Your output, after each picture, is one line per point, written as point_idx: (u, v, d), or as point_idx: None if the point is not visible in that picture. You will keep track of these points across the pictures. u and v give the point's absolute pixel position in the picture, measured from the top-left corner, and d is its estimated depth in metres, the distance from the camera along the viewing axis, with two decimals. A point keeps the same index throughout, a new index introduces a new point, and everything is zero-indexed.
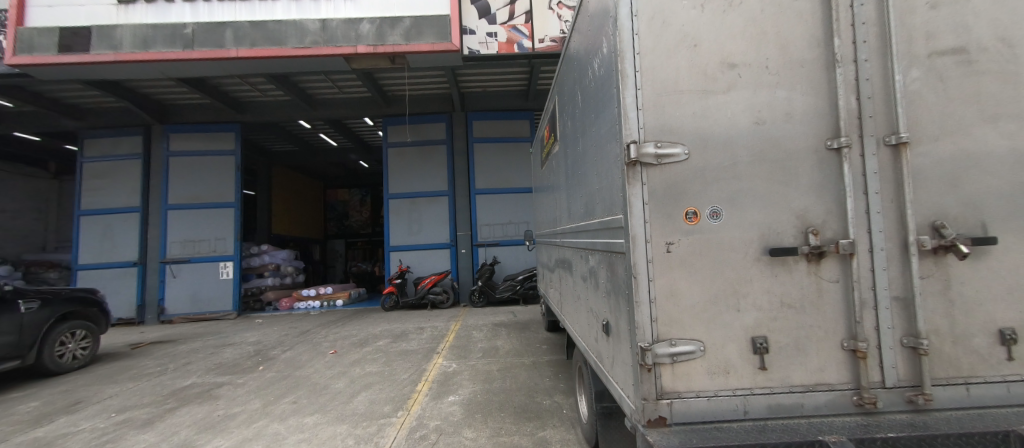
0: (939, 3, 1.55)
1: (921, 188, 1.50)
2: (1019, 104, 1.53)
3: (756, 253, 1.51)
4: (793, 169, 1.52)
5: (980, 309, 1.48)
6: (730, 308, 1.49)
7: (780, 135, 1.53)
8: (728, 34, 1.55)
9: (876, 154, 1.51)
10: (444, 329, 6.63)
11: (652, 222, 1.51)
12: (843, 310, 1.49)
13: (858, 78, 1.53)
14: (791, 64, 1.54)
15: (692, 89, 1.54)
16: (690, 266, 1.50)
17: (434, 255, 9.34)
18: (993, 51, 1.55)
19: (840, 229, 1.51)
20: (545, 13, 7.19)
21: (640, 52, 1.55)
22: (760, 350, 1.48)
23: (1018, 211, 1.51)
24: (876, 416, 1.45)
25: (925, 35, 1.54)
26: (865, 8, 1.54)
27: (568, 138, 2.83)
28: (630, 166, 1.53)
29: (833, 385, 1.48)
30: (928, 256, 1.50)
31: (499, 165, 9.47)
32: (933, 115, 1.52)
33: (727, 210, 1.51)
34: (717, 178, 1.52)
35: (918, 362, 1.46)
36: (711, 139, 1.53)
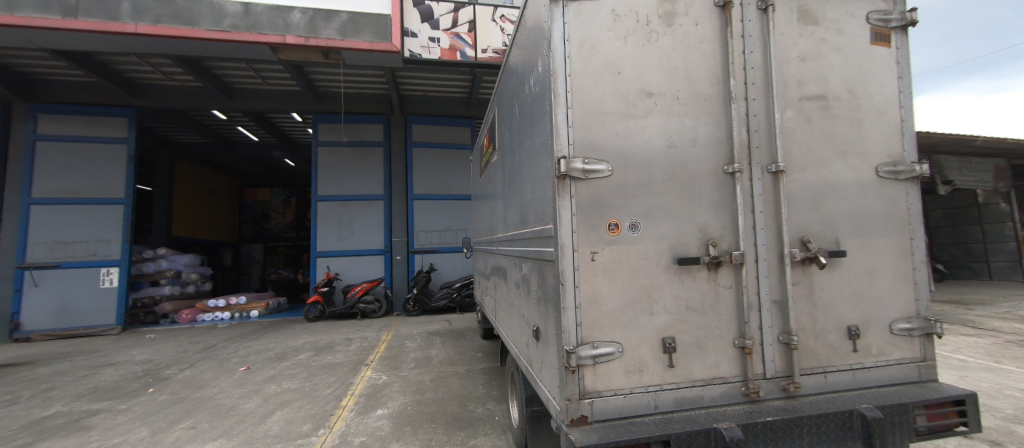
0: (807, 57, 1.89)
1: (793, 209, 1.80)
2: (860, 144, 1.92)
3: (667, 262, 1.68)
4: (697, 189, 1.73)
5: (833, 310, 1.81)
6: (645, 311, 1.64)
7: (687, 158, 1.73)
8: (646, 65, 1.73)
9: (761, 180, 1.78)
10: (374, 340, 6.31)
11: (578, 232, 1.61)
12: (735, 312, 1.72)
13: (748, 114, 1.79)
14: (697, 97, 1.77)
15: (617, 111, 1.69)
16: (611, 273, 1.62)
17: (366, 262, 8.89)
18: (844, 100, 1.92)
19: (733, 242, 1.74)
20: (488, 25, 7.32)
21: (571, 74, 1.66)
22: (669, 349, 1.64)
23: (860, 229, 1.87)
24: (759, 403, 1.69)
25: (797, 83, 1.87)
26: (753, 55, 1.82)
27: (506, 149, 2.91)
28: (560, 179, 1.62)
29: (726, 378, 1.69)
30: (798, 266, 1.80)
31: (439, 171, 9.34)
32: (802, 149, 1.84)
33: (643, 224, 1.68)
34: (636, 194, 1.68)
35: (790, 355, 1.73)
36: (631, 158, 1.68)
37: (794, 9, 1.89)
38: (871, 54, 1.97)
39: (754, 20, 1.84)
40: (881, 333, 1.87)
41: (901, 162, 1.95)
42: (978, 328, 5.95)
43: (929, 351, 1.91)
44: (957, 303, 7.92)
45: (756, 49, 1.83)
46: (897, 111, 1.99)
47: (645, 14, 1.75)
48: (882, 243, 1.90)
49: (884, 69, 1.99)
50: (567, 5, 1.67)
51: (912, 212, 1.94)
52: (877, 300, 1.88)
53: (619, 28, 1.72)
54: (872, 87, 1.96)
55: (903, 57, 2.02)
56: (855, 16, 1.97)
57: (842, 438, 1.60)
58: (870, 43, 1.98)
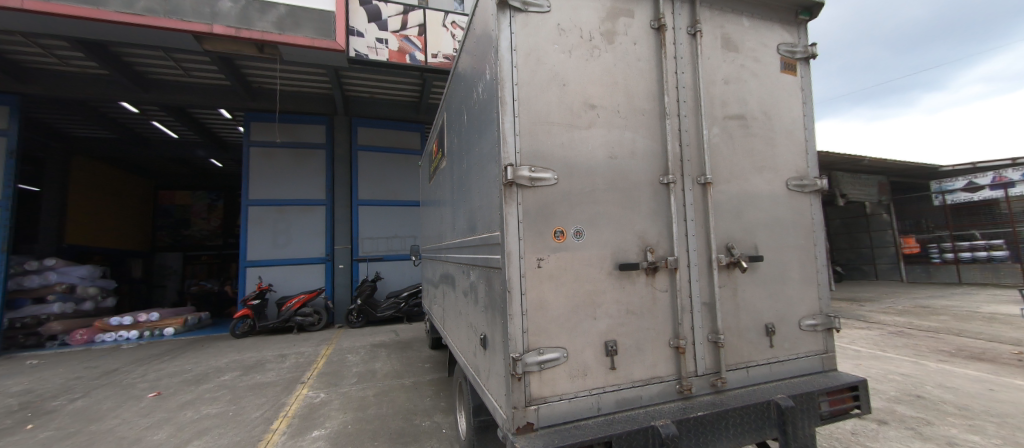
0: (729, 80, 2.09)
1: (719, 218, 1.97)
2: (773, 160, 2.15)
3: (609, 268, 1.75)
4: (636, 198, 1.83)
5: (753, 309, 2.00)
6: (588, 316, 1.69)
7: (627, 168, 1.83)
8: (589, 79, 1.81)
9: (692, 190, 1.92)
10: (312, 355, 5.88)
11: (524, 239, 1.62)
12: (670, 314, 1.83)
13: (680, 129, 1.94)
14: (635, 111, 1.88)
15: (562, 121, 1.74)
16: (556, 279, 1.66)
17: (304, 271, 8.29)
18: (760, 120, 2.14)
19: (668, 248, 1.86)
20: (438, 30, 7.26)
21: (518, 83, 1.69)
22: (611, 351, 1.71)
23: (774, 236, 2.09)
24: (691, 399, 1.80)
25: (722, 103, 2.05)
26: (684, 76, 1.98)
27: (455, 155, 2.88)
28: (507, 186, 1.63)
29: (662, 377, 1.79)
30: (725, 271, 1.96)
31: (386, 175, 9.02)
32: (726, 163, 2.02)
33: (587, 231, 1.73)
34: (580, 202, 1.73)
35: (717, 353, 1.87)
36: (575, 167, 1.74)
37: (718, 36, 2.09)
38: (781, 81, 2.23)
39: (685, 43, 2.00)
40: (792, 329, 2.09)
41: (806, 176, 2.22)
42: (868, 322, 6.89)
43: (830, 344, 2.17)
44: (852, 300, 9.12)
45: (686, 70, 2.00)
46: (803, 132, 2.26)
47: (588, 31, 1.83)
48: (792, 249, 2.14)
49: (792, 95, 2.25)
50: (514, 16, 1.71)
51: (816, 221, 2.21)
52: (789, 300, 2.10)
53: (564, 41, 1.79)
54: (783, 109, 2.21)
55: (806, 86, 2.31)
56: (768, 46, 2.22)
57: (761, 427, 1.76)
58: (781, 71, 2.24)
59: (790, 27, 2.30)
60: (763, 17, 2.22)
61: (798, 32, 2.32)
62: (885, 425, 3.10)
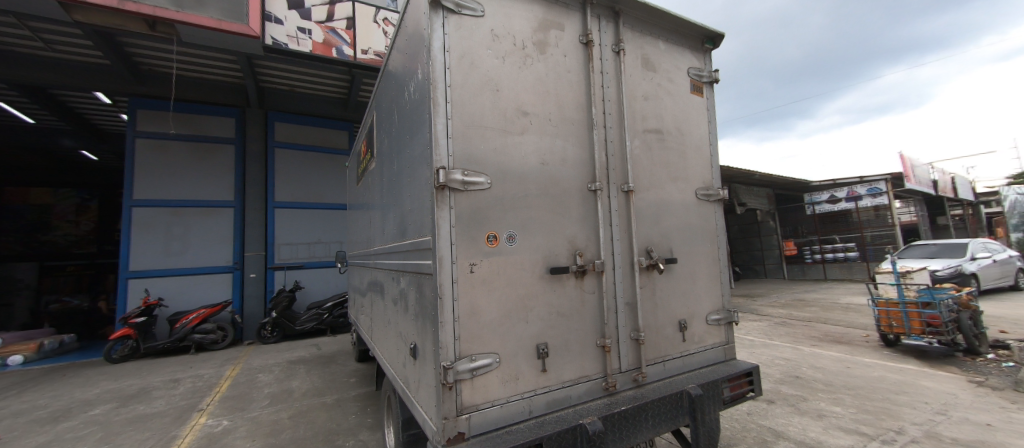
0: (648, 97, 2.28)
1: (640, 224, 2.12)
2: (685, 172, 2.38)
3: (540, 272, 1.79)
4: (566, 203, 1.90)
5: (669, 307, 2.18)
6: (520, 320, 1.71)
7: (558, 175, 1.89)
8: (522, 86, 1.84)
9: (616, 197, 2.05)
10: (214, 378, 5.16)
11: (457, 245, 1.59)
12: (597, 314, 1.92)
13: (606, 139, 2.06)
14: (565, 120, 1.95)
15: (495, 126, 1.75)
16: (489, 285, 1.65)
17: (205, 282, 7.27)
18: (674, 135, 2.36)
19: (595, 252, 1.96)
20: (369, 26, 6.92)
21: (451, 85, 1.66)
22: (542, 355, 1.74)
23: (685, 240, 2.31)
24: (615, 395, 1.91)
25: (642, 117, 2.23)
26: (609, 90, 2.12)
27: (384, 157, 2.74)
28: (439, 190, 1.58)
29: (590, 376, 1.87)
30: (645, 272, 2.11)
31: (308, 176, 8.32)
32: (646, 173, 2.19)
33: (519, 235, 1.75)
34: (513, 207, 1.75)
35: (638, 349, 2.01)
36: (508, 173, 1.75)
37: (639, 56, 2.27)
38: (692, 101, 2.49)
39: (610, 60, 2.14)
40: (701, 324, 2.32)
41: (712, 187, 2.49)
42: (760, 314, 7.94)
43: (731, 336, 2.45)
44: (748, 296, 10.46)
45: (611, 85, 2.13)
46: (709, 147, 2.54)
47: (521, 39, 1.87)
48: (701, 252, 2.38)
49: (700, 114, 2.53)
50: (447, 17, 1.68)
51: (719, 227, 2.49)
52: (698, 297, 2.33)
53: (497, 47, 1.80)
54: (692, 126, 2.47)
55: (711, 107, 2.61)
56: (681, 69, 2.46)
57: (675, 415, 1.92)
58: (691, 92, 2.50)
59: (697, 53, 2.58)
60: (676, 42, 2.47)
61: (705, 58, 2.62)
62: (773, 404, 3.57)
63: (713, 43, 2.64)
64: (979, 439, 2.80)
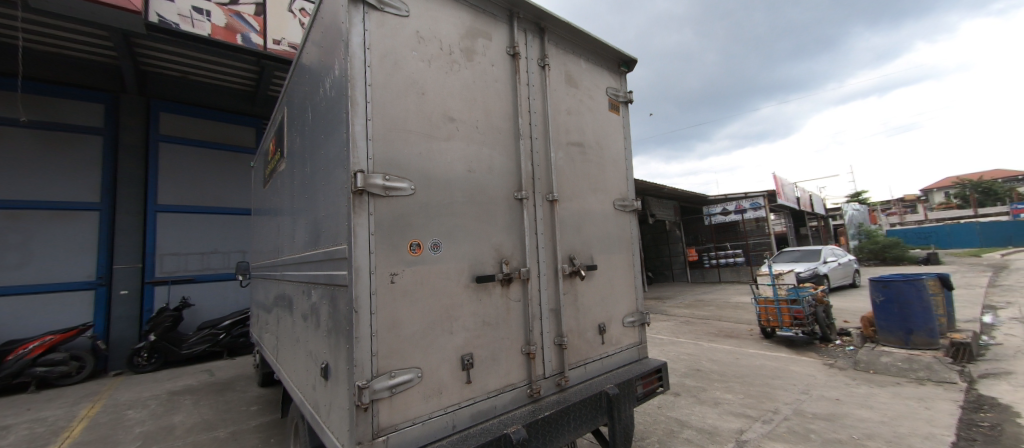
0: (571, 112, 2.40)
1: (564, 232, 2.20)
2: (604, 184, 2.54)
3: (466, 281, 1.75)
4: (493, 212, 1.90)
5: (589, 311, 2.29)
6: (445, 331, 1.65)
7: (484, 183, 1.88)
8: (449, 91, 1.82)
9: (541, 206, 2.11)
10: (62, 420, 4.17)
11: (376, 255, 1.49)
12: (523, 321, 1.94)
13: (532, 150, 2.11)
14: (492, 129, 1.96)
15: (420, 130, 1.69)
16: (412, 295, 1.57)
17: (54, 301, 5.89)
18: (594, 148, 2.51)
19: (521, 260, 1.98)
20: (283, 15, 6.31)
21: (372, 84, 1.57)
22: (467, 366, 1.70)
23: (604, 247, 2.46)
24: (539, 401, 1.93)
25: (565, 130, 2.33)
26: (535, 102, 2.19)
27: (295, 157, 2.50)
28: (356, 195, 1.47)
29: (515, 384, 1.87)
30: (567, 279, 2.19)
31: (202, 176, 7.25)
32: (568, 183, 2.29)
33: (445, 244, 1.71)
34: (438, 215, 1.70)
35: (561, 354, 2.07)
36: (433, 179, 1.70)
37: (563, 72, 2.38)
38: (609, 118, 2.67)
39: (535, 73, 2.22)
40: (618, 326, 2.48)
41: (627, 198, 2.69)
42: (667, 315, 8.76)
43: (644, 336, 2.64)
44: (658, 298, 11.50)
45: (537, 97, 2.21)
46: (625, 161, 2.75)
47: (448, 44, 1.85)
48: (618, 259, 2.55)
49: (617, 130, 2.73)
50: (368, 13, 1.59)
51: (634, 236, 2.70)
52: (616, 301, 2.49)
53: (422, 50, 1.75)
54: (610, 142, 2.65)
55: (626, 125, 2.83)
56: (600, 87, 2.64)
57: (595, 416, 2.01)
58: (609, 110, 2.69)
59: (614, 75, 2.80)
60: (596, 63, 2.65)
61: (621, 79, 2.84)
62: (679, 396, 3.93)
63: (627, 66, 2.89)
64: (832, 412, 3.37)
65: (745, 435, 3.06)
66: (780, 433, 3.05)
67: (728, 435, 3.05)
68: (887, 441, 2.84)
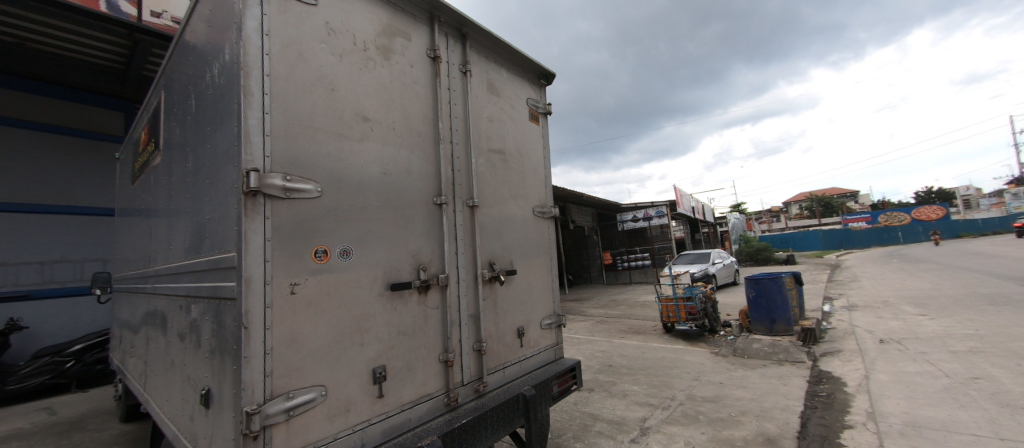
0: (492, 119, 2.43)
1: (484, 238, 2.22)
2: (524, 190, 2.62)
3: (380, 289, 1.67)
4: (411, 216, 1.84)
5: (508, 315, 2.33)
6: (354, 343, 1.55)
7: (401, 187, 1.82)
8: (363, 89, 1.72)
9: (461, 212, 2.09)
10: None
11: (273, 264, 1.34)
12: (441, 328, 1.90)
13: (452, 155, 2.09)
14: (411, 131, 1.91)
15: (329, 128, 1.57)
16: (316, 307, 1.44)
17: None
18: (515, 156, 2.58)
19: (440, 266, 1.94)
20: None
21: (271, 75, 1.42)
22: (379, 379, 1.61)
23: (523, 252, 2.53)
24: (456, 409, 1.91)
25: (486, 137, 2.36)
26: (455, 107, 2.18)
27: (175, 149, 2.15)
28: (249, 196, 1.31)
29: (431, 394, 1.82)
30: (487, 284, 2.21)
31: (44, 167, 5.83)
32: (489, 189, 2.31)
33: (356, 250, 1.60)
34: (348, 219, 1.59)
35: (479, 360, 2.07)
36: (343, 180, 1.60)
37: (484, 80, 2.41)
38: (529, 127, 2.77)
39: (457, 78, 2.21)
40: (536, 329, 2.56)
41: (546, 205, 2.81)
42: (584, 315, 9.29)
43: (560, 337, 2.77)
44: (577, 300, 12.13)
45: (458, 102, 2.20)
46: (543, 170, 2.86)
47: (363, 40, 1.76)
48: (537, 263, 2.64)
49: (537, 140, 2.84)
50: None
51: (551, 241, 2.82)
52: (534, 305, 2.56)
53: (333, 43, 1.64)
54: (530, 150, 2.74)
55: (545, 134, 2.96)
56: (521, 97, 2.73)
57: (512, 419, 2.04)
58: (530, 120, 2.79)
59: (534, 87, 2.91)
60: (517, 74, 2.73)
61: (540, 91, 2.97)
62: (593, 392, 4.18)
63: (546, 80, 3.03)
64: (716, 395, 3.88)
65: (648, 422, 3.36)
66: (675, 417, 3.41)
67: (633, 424, 3.32)
68: (756, 415, 3.34)
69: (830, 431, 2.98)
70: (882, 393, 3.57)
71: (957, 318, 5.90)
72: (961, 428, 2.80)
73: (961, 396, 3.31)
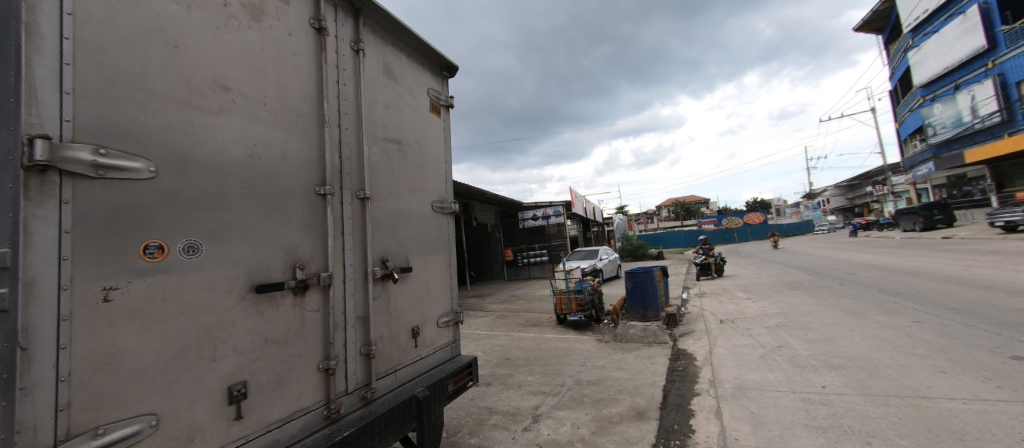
0: (390, 105, 2.27)
1: (376, 233, 2.05)
2: (422, 184, 2.50)
3: (241, 291, 1.41)
4: (285, 207, 1.60)
5: (402, 314, 2.20)
6: (203, 358, 1.28)
7: (273, 172, 1.57)
8: (221, 54, 1.44)
9: (350, 204, 1.90)
10: None
11: (76, 262, 1.03)
12: (321, 334, 1.70)
13: (340, 141, 1.89)
14: (287, 110, 1.66)
15: (169, 94, 1.28)
16: (146, 318, 1.15)
17: None
18: (414, 147, 2.45)
19: (322, 264, 1.73)
20: None
21: (78, 15, 1.09)
22: (237, 397, 1.37)
23: (420, 248, 2.41)
24: (338, 421, 1.73)
25: (382, 125, 2.19)
26: (346, 87, 1.97)
27: None
28: (36, 173, 0.99)
29: (308, 408, 1.62)
30: (379, 283, 2.05)
31: None
32: (383, 180, 2.15)
33: (208, 246, 1.33)
34: (198, 208, 1.31)
35: (368, 364, 1.91)
36: (191, 161, 1.31)
37: (381, 64, 2.23)
38: (430, 119, 2.65)
39: (348, 56, 2.00)
40: (432, 328, 2.47)
41: (445, 200, 2.73)
42: (485, 311, 9.42)
43: (457, 335, 2.72)
44: (479, 296, 12.25)
45: (349, 83, 1.99)
46: (444, 164, 2.78)
47: None
48: (435, 260, 2.55)
49: (437, 133, 2.74)
50: None
51: (450, 237, 2.75)
52: (431, 303, 2.47)
53: None
54: (431, 143, 2.64)
55: (447, 128, 2.88)
56: (421, 86, 2.60)
57: (403, 424, 1.93)
58: (430, 111, 2.68)
59: (436, 78, 2.81)
60: (418, 61, 2.60)
61: (442, 83, 2.88)
62: (490, 386, 4.25)
63: (449, 72, 2.95)
64: (600, 377, 4.29)
65: (540, 409, 3.55)
66: (564, 402, 3.67)
67: (526, 413, 3.46)
68: (630, 392, 3.79)
69: (684, 399, 3.53)
70: (721, 363, 4.38)
71: (770, 300, 7.56)
72: (770, 386, 3.58)
73: (772, 361, 4.25)
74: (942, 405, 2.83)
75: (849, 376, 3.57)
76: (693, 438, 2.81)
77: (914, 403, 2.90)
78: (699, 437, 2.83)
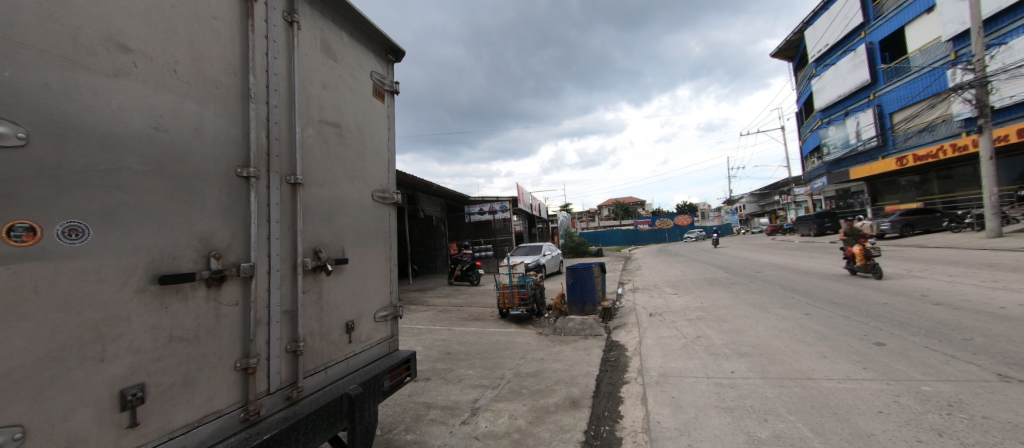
0: (327, 85, 2.12)
1: (308, 221, 1.91)
2: (362, 171, 2.37)
3: (140, 283, 1.23)
4: (198, 189, 1.42)
5: (334, 308, 2.07)
6: (91, 358, 1.11)
7: (184, 150, 1.39)
8: (118, 6, 1.24)
9: (278, 189, 1.74)
10: None
11: None
12: (239, 330, 1.55)
13: (268, 119, 1.72)
14: (205, 81, 1.48)
15: (48, 48, 1.07)
16: (8, 313, 0.96)
17: None
18: (352, 132, 2.30)
19: (242, 253, 1.57)
20: None
21: None
22: (131, 402, 1.20)
23: (358, 239, 2.30)
24: (257, 424, 1.60)
25: (317, 106, 2.04)
26: (277, 60, 1.80)
27: None
28: None
29: (221, 411, 1.48)
30: (310, 275, 1.91)
31: None
32: (317, 165, 2.00)
33: (98, 230, 1.15)
34: (85, 184, 1.13)
35: (295, 362, 1.78)
36: (78, 129, 1.12)
37: (318, 39, 2.07)
38: (372, 104, 2.52)
39: (280, 27, 1.82)
40: (368, 323, 2.36)
41: (387, 190, 2.62)
42: (426, 305, 9.21)
43: (395, 329, 2.63)
44: (421, 290, 11.96)
45: (280, 57, 1.82)
46: (386, 151, 2.66)
47: None
48: (373, 252, 2.44)
49: (380, 119, 2.62)
50: None
51: (391, 229, 2.65)
52: (368, 295, 2.36)
53: None
54: (372, 129, 2.50)
55: (390, 114, 2.76)
56: (364, 69, 2.46)
57: (333, 423, 1.83)
58: (373, 96, 2.55)
59: (380, 61, 2.67)
60: (361, 41, 2.45)
61: (386, 67, 2.74)
62: (429, 381, 4.17)
63: (395, 56, 2.82)
64: (538, 369, 4.42)
65: (478, 402, 3.57)
66: (503, 394, 3.72)
67: (465, 407, 3.46)
68: (566, 382, 3.95)
69: (614, 388, 3.76)
70: (648, 353, 4.73)
71: (693, 295, 8.29)
72: (690, 372, 3.93)
73: (692, 350, 4.68)
74: (823, 384, 3.31)
75: (753, 361, 4.05)
76: (621, 423, 3.01)
77: (802, 384, 3.35)
78: (626, 422, 3.03)
